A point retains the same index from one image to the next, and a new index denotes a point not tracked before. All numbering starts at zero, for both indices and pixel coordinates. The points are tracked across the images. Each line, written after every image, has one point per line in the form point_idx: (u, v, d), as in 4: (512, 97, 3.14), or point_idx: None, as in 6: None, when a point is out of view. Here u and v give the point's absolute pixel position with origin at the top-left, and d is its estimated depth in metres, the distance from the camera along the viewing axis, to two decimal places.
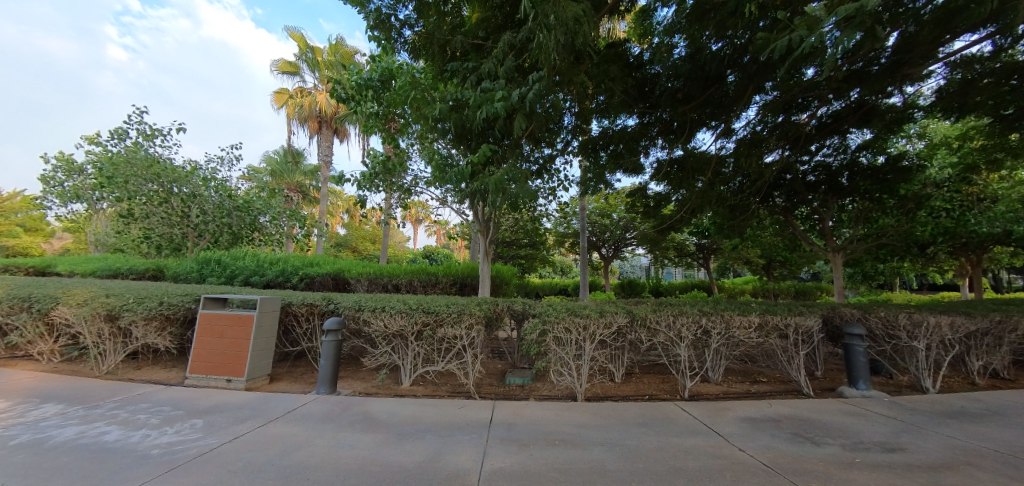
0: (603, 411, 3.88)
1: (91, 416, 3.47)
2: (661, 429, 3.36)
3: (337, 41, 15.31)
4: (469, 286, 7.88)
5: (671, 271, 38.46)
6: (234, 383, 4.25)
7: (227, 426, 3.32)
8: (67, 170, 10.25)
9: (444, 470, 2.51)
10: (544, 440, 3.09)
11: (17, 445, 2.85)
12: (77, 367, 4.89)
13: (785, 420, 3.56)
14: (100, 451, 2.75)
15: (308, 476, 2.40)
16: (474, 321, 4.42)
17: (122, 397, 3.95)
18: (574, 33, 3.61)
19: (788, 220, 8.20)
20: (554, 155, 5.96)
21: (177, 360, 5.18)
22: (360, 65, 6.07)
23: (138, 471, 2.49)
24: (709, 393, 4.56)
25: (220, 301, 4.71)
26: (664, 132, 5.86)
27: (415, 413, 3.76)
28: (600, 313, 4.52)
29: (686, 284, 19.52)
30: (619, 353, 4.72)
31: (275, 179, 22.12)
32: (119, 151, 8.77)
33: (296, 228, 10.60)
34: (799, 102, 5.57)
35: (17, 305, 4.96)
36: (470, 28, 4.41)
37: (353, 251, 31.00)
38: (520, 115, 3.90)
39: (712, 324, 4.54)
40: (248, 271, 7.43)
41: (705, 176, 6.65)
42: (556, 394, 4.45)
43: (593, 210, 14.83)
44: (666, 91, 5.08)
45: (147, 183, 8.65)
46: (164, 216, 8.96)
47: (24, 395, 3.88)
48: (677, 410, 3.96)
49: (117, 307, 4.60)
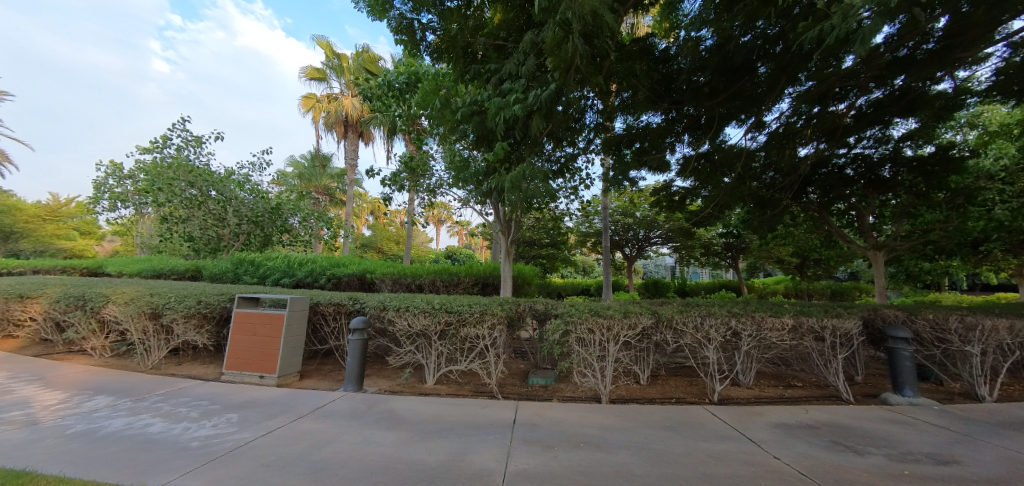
0: (628, 414, 3.80)
1: (137, 408, 3.68)
2: (688, 433, 3.26)
3: (362, 48, 15.62)
4: (491, 286, 7.95)
5: (696, 271, 37.83)
6: (267, 379, 4.42)
7: (260, 421, 3.44)
8: (117, 177, 10.92)
9: (468, 470, 2.51)
10: (568, 442, 3.05)
11: (72, 434, 3.05)
12: (124, 362, 5.19)
13: (823, 428, 3.37)
14: (144, 443, 2.91)
15: (335, 473, 2.45)
16: (497, 321, 4.41)
17: (165, 391, 4.16)
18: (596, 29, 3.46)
19: (823, 216, 7.82)
20: (576, 154, 5.83)
21: (215, 356, 5.44)
22: (386, 68, 6.15)
23: (177, 462, 2.61)
24: (739, 397, 4.39)
25: (253, 301, 4.88)
26: (691, 128, 5.67)
27: (438, 411, 3.79)
28: (624, 313, 4.42)
29: (713, 283, 18.89)
30: (644, 354, 4.64)
31: (304, 182, 22.81)
32: (162, 158, 9.25)
33: (323, 229, 10.89)
34: (837, 91, 5.20)
35: (71, 303, 5.30)
36: (492, 29, 4.36)
37: (378, 251, 31.65)
38: (540, 113, 3.89)
39: (742, 325, 4.36)
40: (279, 271, 7.68)
41: (733, 171, 6.40)
42: (580, 395, 4.39)
43: (616, 208, 14.44)
44: (692, 85, 4.89)
45: (187, 188, 9.10)
46: (202, 220, 9.39)
47: (79, 388, 4.15)
48: (706, 414, 3.84)
49: (160, 305, 4.84)
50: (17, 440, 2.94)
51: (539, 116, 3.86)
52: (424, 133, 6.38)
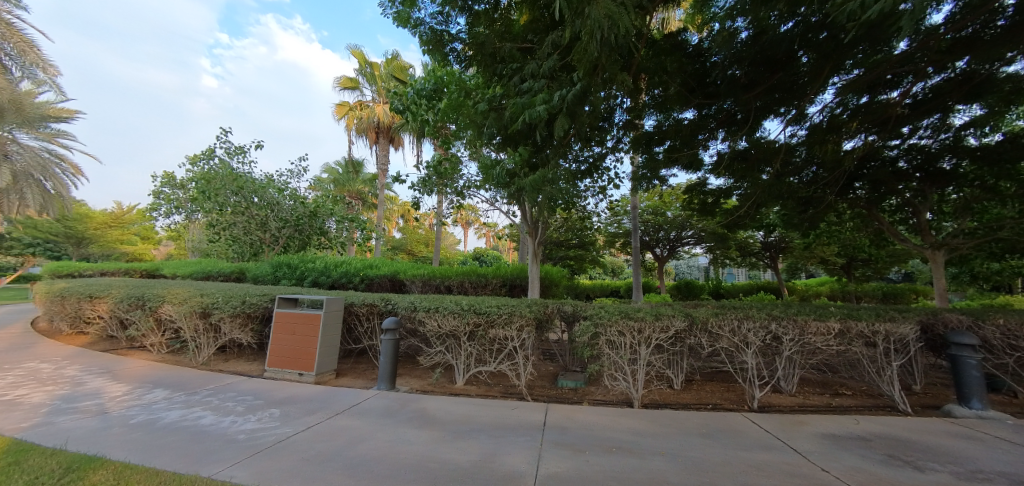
0: (662, 420, 3.68)
1: (190, 401, 3.94)
2: (727, 442, 3.12)
3: (392, 56, 16.04)
4: (519, 287, 7.94)
5: (731, 271, 36.35)
6: (306, 377, 4.62)
7: (300, 416, 3.60)
8: (171, 186, 11.79)
9: (500, 471, 2.52)
10: (599, 446, 3.00)
11: (136, 424, 3.32)
12: (178, 358, 5.56)
13: (877, 440, 3.14)
14: (197, 434, 3.11)
15: (370, 469, 2.52)
16: (525, 323, 4.39)
17: (214, 386, 4.44)
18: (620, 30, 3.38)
19: (873, 213, 7.29)
20: (604, 153, 5.73)
21: (258, 354, 5.74)
22: (415, 75, 6.28)
23: (227, 453, 2.77)
24: (782, 405, 4.16)
25: (292, 301, 5.10)
26: (726, 124, 5.46)
27: (468, 412, 3.82)
28: (656, 315, 4.29)
29: (750, 285, 18.02)
30: (677, 358, 4.51)
31: (338, 187, 23.76)
32: (210, 168, 9.88)
33: (356, 232, 11.26)
34: (889, 78, 4.83)
35: (133, 303, 5.75)
36: (519, 32, 4.37)
37: (408, 253, 32.44)
38: (565, 115, 3.86)
39: (783, 330, 4.13)
40: (316, 273, 8.02)
41: (772, 167, 6.08)
42: (611, 399, 4.31)
43: (646, 208, 14.08)
44: (727, 79, 4.70)
45: (232, 195, 9.66)
46: (245, 225, 9.92)
47: (140, 381, 4.50)
48: (745, 421, 3.67)
49: (209, 304, 5.16)
50: (89, 427, 3.23)
51: (564, 118, 3.84)
52: (452, 138, 6.49)
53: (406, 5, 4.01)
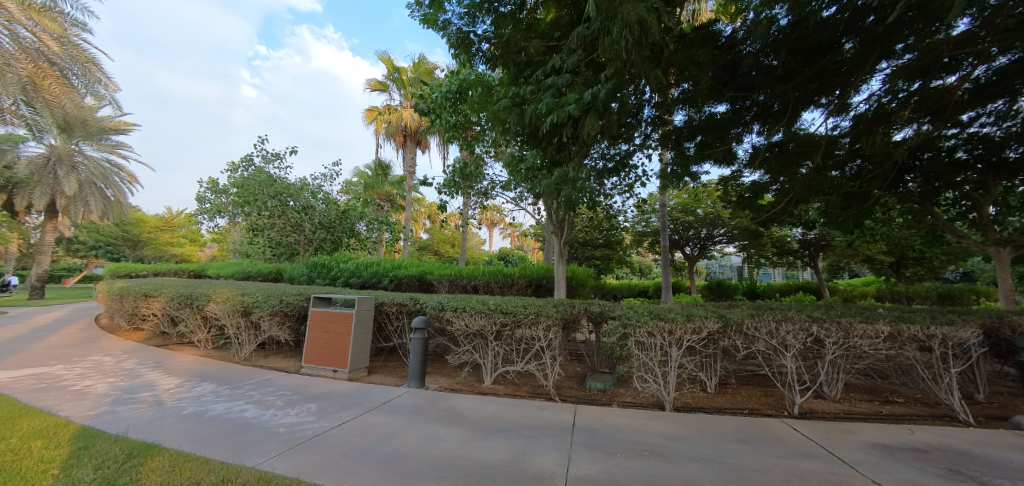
0: (695, 424, 3.56)
1: (235, 395, 4.16)
2: (766, 448, 2.99)
3: (420, 59, 16.35)
4: (545, 287, 7.90)
5: (768, 271, 34.83)
6: (340, 373, 4.78)
7: (335, 411, 3.73)
8: (214, 191, 12.50)
9: (530, 471, 2.51)
10: (631, 449, 2.94)
11: (187, 415, 3.54)
12: (222, 354, 5.89)
13: (935, 452, 2.92)
14: (241, 426, 3.28)
15: (403, 465, 2.58)
16: (552, 323, 4.36)
17: (255, 381, 4.67)
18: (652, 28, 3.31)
19: (925, 208, 6.77)
20: (632, 150, 5.62)
21: (294, 351, 6.00)
22: (441, 78, 6.37)
23: (269, 445, 2.90)
24: (825, 412, 3.93)
25: (326, 300, 5.28)
26: (761, 116, 5.24)
27: (496, 411, 3.84)
28: (688, 317, 4.16)
29: (788, 285, 17.16)
30: (710, 361, 4.36)
31: (368, 190, 24.44)
32: (249, 174, 10.40)
33: (386, 233, 11.56)
34: (945, 62, 4.46)
35: (182, 301, 6.14)
36: (545, 30, 4.35)
37: (434, 254, 33.01)
38: (594, 114, 3.81)
39: (826, 332, 3.90)
40: (348, 273, 8.29)
41: (812, 160, 5.77)
42: (641, 401, 4.21)
43: (675, 205, 13.68)
44: (763, 69, 4.49)
45: (269, 200, 10.12)
46: (282, 227, 10.37)
47: (189, 375, 4.80)
48: (785, 427, 3.50)
49: (250, 303, 5.44)
50: (146, 417, 3.47)
51: (594, 118, 3.78)
52: (477, 139, 6.55)
53: (434, 7, 4.08)
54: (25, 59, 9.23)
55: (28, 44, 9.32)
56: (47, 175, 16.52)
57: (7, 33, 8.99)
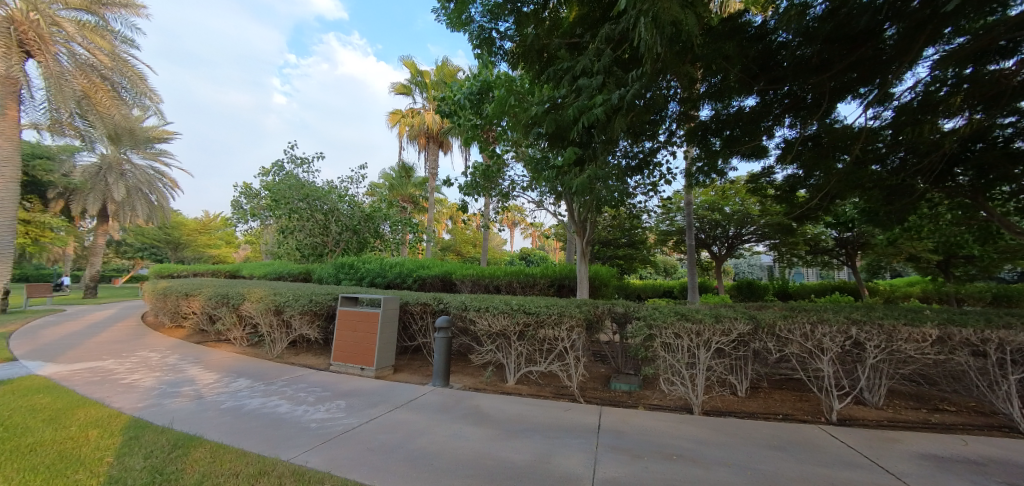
0: (726, 429, 3.45)
1: (269, 391, 4.33)
2: (803, 456, 2.86)
3: (442, 62, 16.62)
4: (567, 287, 7.85)
5: (802, 271, 33.36)
6: (367, 371, 4.91)
7: (363, 408, 3.82)
8: (247, 195, 13.07)
9: (556, 472, 2.50)
10: (659, 453, 2.87)
11: (226, 408, 3.72)
12: (257, 351, 6.14)
13: (992, 465, 2.71)
14: (276, 420, 3.41)
15: (430, 462, 2.62)
16: (575, 323, 4.31)
17: (288, 377, 4.85)
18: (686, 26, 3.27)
19: (977, 202, 6.31)
20: (656, 147, 5.50)
21: (323, 349, 6.18)
22: (463, 80, 6.43)
23: (302, 440, 3.00)
24: (867, 418, 3.73)
25: (353, 300, 5.42)
26: (793, 109, 5.04)
27: (520, 411, 3.84)
28: (716, 317, 4.02)
29: (822, 285, 16.40)
30: (740, 363, 4.23)
31: (392, 192, 24.95)
32: (280, 178, 10.82)
33: (409, 234, 11.77)
34: (1001, 45, 4.14)
35: (219, 300, 6.44)
36: (567, 28, 4.34)
37: (456, 254, 33.36)
38: (624, 114, 3.77)
39: (866, 335, 3.69)
40: (373, 273, 8.48)
41: (849, 154, 5.49)
42: (668, 404, 4.12)
43: (701, 203, 13.31)
44: (797, 60, 4.30)
45: (299, 202, 10.50)
46: (310, 229, 10.73)
47: (227, 370, 5.03)
48: (823, 434, 3.34)
49: (282, 302, 5.64)
50: (188, 410, 3.66)
51: (623, 118, 3.74)
52: (498, 140, 6.57)
53: (457, 8, 4.13)
54: (79, 75, 10.61)
55: (83, 61, 10.72)
56: (99, 182, 17.72)
57: (66, 52, 10.53)
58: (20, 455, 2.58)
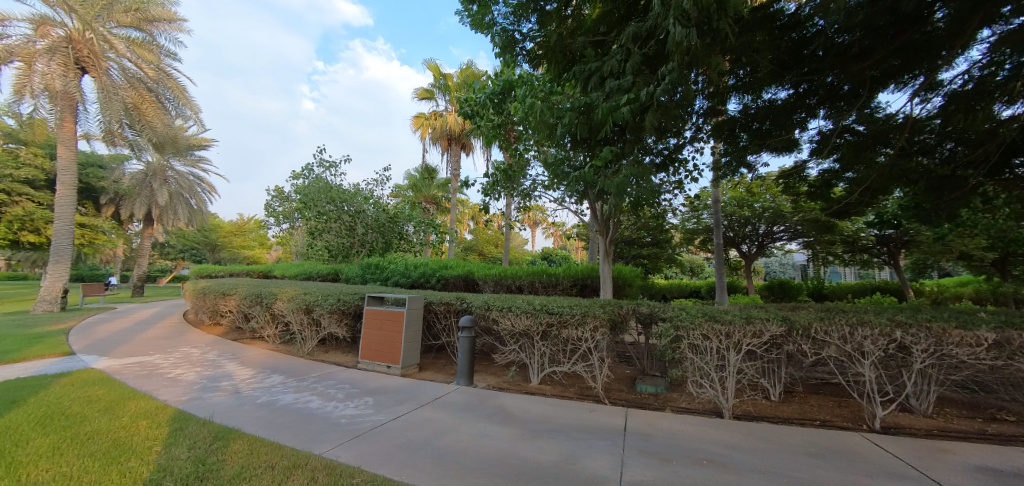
0: (759, 434, 3.32)
1: (301, 387, 4.50)
2: (843, 465, 2.72)
3: (464, 65, 16.78)
4: (590, 287, 7.78)
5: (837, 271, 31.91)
6: (393, 369, 5.02)
7: (390, 405, 3.91)
8: (279, 199, 13.60)
9: (582, 474, 2.48)
10: (688, 458, 2.80)
11: (262, 403, 3.88)
12: (288, 348, 6.38)
13: None
14: (308, 415, 3.54)
15: (456, 460, 2.65)
16: (599, 324, 4.25)
17: (318, 374, 5.01)
18: (719, 17, 3.16)
19: None
20: (682, 144, 5.38)
21: (350, 347, 6.36)
22: (485, 81, 6.46)
23: (333, 435, 3.10)
24: (915, 427, 3.51)
25: (379, 300, 5.54)
26: (830, 100, 4.81)
27: (545, 411, 3.83)
28: (747, 319, 3.88)
29: (862, 285, 15.53)
30: (773, 366, 4.07)
31: (415, 193, 25.36)
32: (310, 181, 11.20)
33: (432, 235, 11.92)
34: None
35: (253, 299, 6.73)
36: (591, 26, 4.27)
37: (478, 254, 33.56)
38: (653, 111, 3.69)
39: (912, 339, 3.47)
40: (398, 274, 8.66)
41: (892, 146, 5.18)
42: (697, 408, 4.01)
43: (729, 200, 12.91)
44: (833, 49, 4.09)
45: (327, 205, 10.84)
46: (338, 231, 11.05)
47: (261, 366, 5.26)
48: (865, 443, 3.17)
49: (312, 301, 5.84)
50: (227, 404, 3.84)
51: (652, 115, 3.66)
52: (520, 140, 6.58)
53: (481, 10, 4.14)
54: (129, 88, 11.35)
55: (131, 74, 11.41)
56: (145, 188, 18.88)
57: (117, 67, 11.27)
58: (79, 442, 2.78)
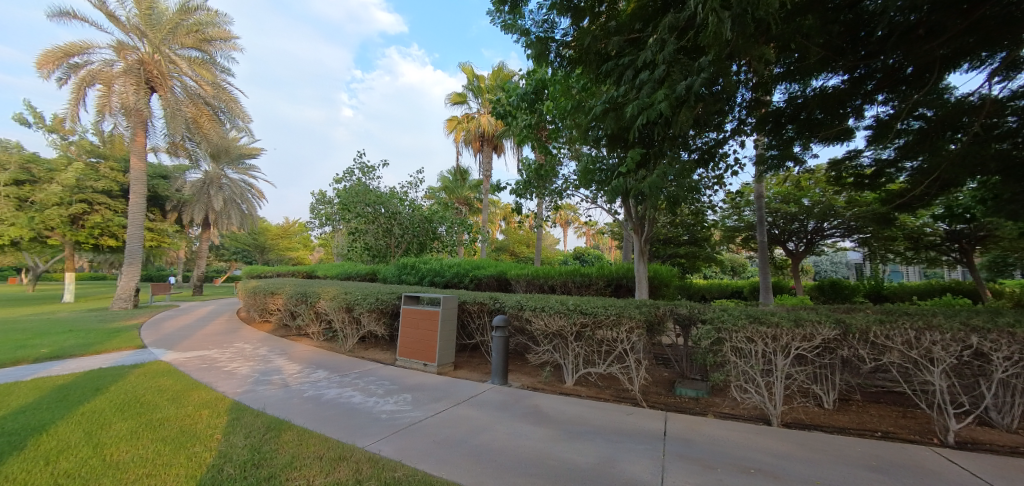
0: (812, 444, 3.12)
1: (344, 382, 4.71)
2: (910, 480, 2.50)
3: (496, 67, 16.93)
4: (625, 287, 7.62)
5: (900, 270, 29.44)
6: (429, 367, 5.14)
7: (427, 402, 4.01)
8: (320, 203, 14.28)
9: (620, 477, 2.43)
10: (733, 466, 2.68)
11: (309, 397, 4.11)
12: (331, 345, 6.70)
13: None
14: (351, 409, 3.70)
15: (493, 458, 2.68)
16: (635, 325, 4.15)
17: (359, 370, 5.23)
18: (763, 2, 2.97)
19: None
20: (723, 138, 5.17)
21: (388, 344, 6.58)
22: (517, 81, 6.49)
23: (374, 429, 3.23)
24: (996, 443, 3.16)
25: (415, 299, 5.69)
26: (889, 84, 4.45)
27: (581, 413, 3.79)
28: (796, 321, 3.65)
29: (929, 285, 14.18)
30: (826, 372, 3.82)
31: (448, 195, 25.83)
32: (349, 185, 11.68)
33: (465, 235, 12.09)
34: None
35: (299, 298, 7.12)
36: (626, 22, 4.15)
37: (510, 254, 33.65)
38: (689, 106, 3.57)
39: (992, 345, 3.12)
40: (432, 273, 8.86)
41: (964, 131, 4.70)
42: (742, 413, 3.83)
43: (774, 196, 12.35)
44: (894, 28, 3.76)
45: (366, 207, 11.27)
46: (375, 232, 11.46)
47: (307, 362, 5.56)
48: (937, 458, 2.89)
49: (352, 300, 6.10)
50: (278, 396, 4.09)
51: (688, 110, 3.55)
52: (552, 138, 6.54)
53: (513, 14, 4.20)
54: (190, 103, 12.40)
55: (192, 91, 12.46)
56: (204, 195, 20.53)
57: (180, 85, 12.33)
58: (152, 428, 3.05)
